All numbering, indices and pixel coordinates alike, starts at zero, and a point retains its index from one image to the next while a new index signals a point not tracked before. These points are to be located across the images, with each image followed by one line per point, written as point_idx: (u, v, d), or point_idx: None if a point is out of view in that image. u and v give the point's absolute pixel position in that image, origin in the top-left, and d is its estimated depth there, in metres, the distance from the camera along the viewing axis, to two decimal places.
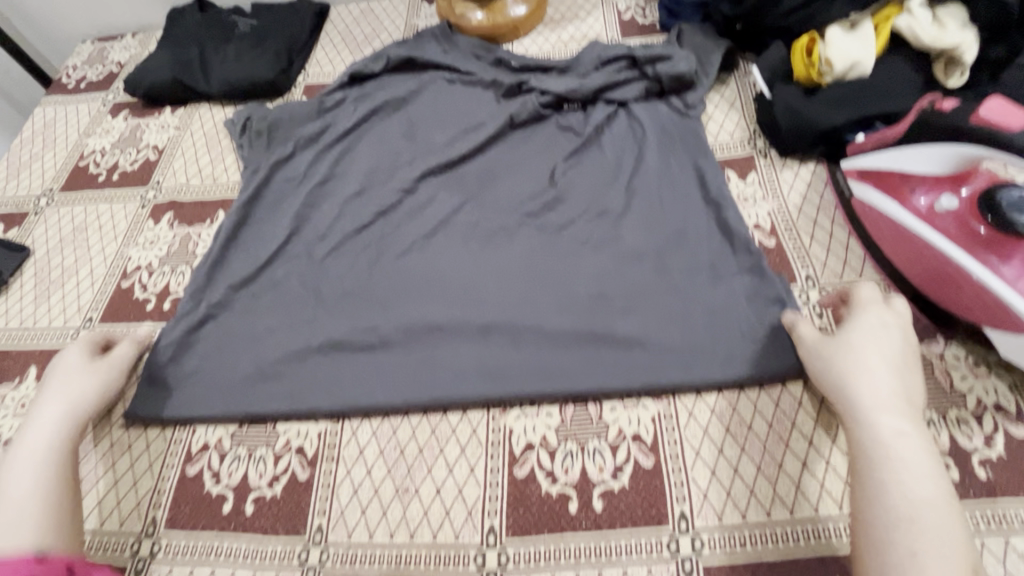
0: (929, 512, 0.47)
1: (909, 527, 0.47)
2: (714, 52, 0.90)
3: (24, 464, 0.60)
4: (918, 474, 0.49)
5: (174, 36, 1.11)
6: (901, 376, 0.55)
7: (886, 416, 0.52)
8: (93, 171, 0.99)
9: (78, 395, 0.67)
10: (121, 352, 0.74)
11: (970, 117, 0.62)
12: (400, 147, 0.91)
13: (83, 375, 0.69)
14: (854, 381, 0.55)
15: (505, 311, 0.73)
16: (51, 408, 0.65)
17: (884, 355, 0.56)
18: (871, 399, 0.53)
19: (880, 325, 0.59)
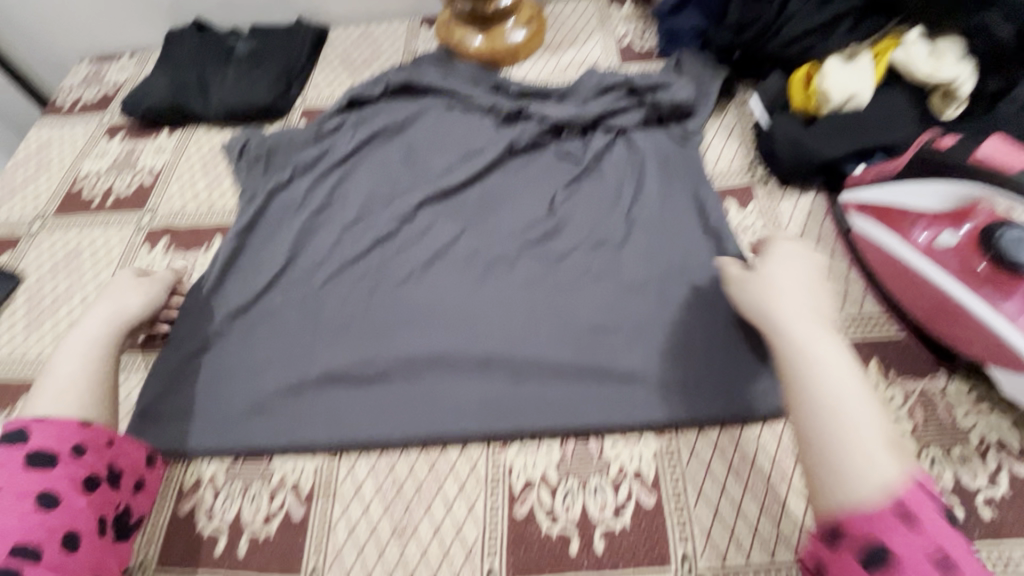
0: (850, 407, 0.48)
1: (835, 426, 0.47)
2: (712, 80, 0.90)
3: (75, 348, 0.66)
4: (836, 373, 0.49)
5: (172, 58, 1.11)
6: (812, 292, 0.57)
7: (803, 325, 0.53)
8: (87, 195, 0.98)
9: (124, 298, 0.72)
10: (160, 275, 0.78)
11: (970, 157, 0.61)
12: (399, 173, 0.90)
13: (127, 283, 0.74)
14: (771, 303, 0.56)
15: (504, 343, 0.72)
16: (101, 308, 0.70)
17: (798, 277, 0.58)
18: (786, 313, 0.55)
19: (791, 252, 0.61)
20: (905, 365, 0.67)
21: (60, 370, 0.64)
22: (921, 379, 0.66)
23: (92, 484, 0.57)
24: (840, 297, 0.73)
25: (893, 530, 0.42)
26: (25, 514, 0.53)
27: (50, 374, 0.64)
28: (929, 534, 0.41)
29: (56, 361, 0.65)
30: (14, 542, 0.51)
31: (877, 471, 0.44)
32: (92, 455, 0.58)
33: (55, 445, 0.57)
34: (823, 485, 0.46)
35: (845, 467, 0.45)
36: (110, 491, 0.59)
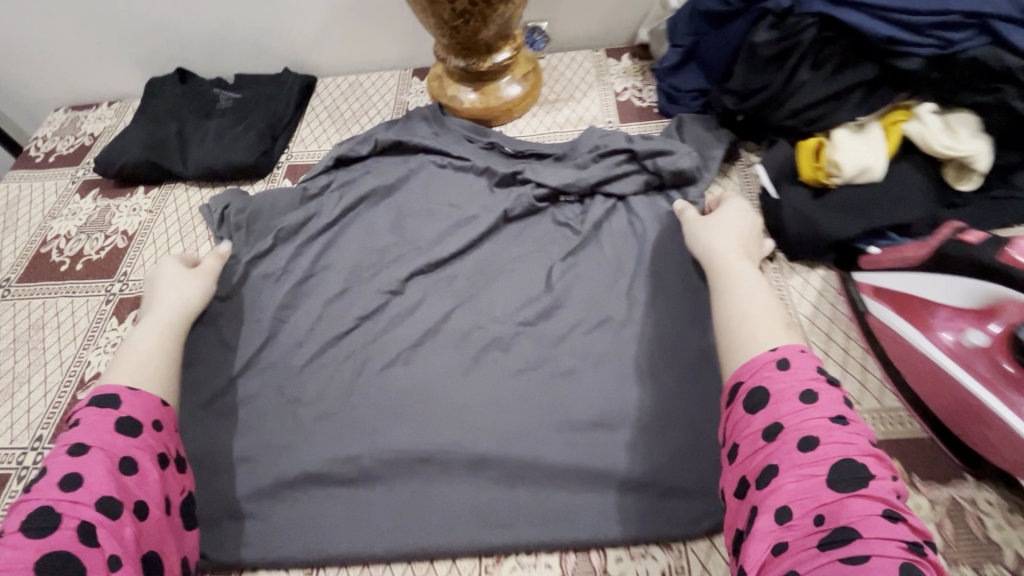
0: (758, 302, 0.63)
1: (742, 313, 0.62)
2: (714, 146, 0.87)
3: (148, 330, 0.71)
4: (752, 283, 0.66)
5: (151, 109, 1.06)
6: (745, 236, 0.73)
7: (728, 253, 0.70)
8: (55, 259, 0.92)
9: (186, 289, 0.76)
10: (209, 264, 0.81)
11: (1000, 256, 0.57)
12: (388, 241, 0.86)
13: (183, 275, 0.78)
14: (711, 238, 0.73)
15: (499, 437, 0.68)
16: (166, 299, 0.75)
17: (736, 222, 0.74)
18: (722, 247, 0.71)
19: (737, 207, 0.77)
20: (929, 469, 0.62)
21: (136, 347, 0.69)
22: (948, 486, 0.61)
23: (162, 461, 0.61)
24: (857, 387, 0.68)
25: (769, 374, 0.54)
26: (108, 473, 0.55)
27: (122, 352, 0.68)
28: (796, 376, 0.53)
29: (131, 341, 0.70)
30: (98, 497, 0.53)
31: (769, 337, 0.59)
32: (165, 435, 0.63)
33: (140, 418, 0.61)
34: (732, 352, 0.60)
35: (749, 337, 0.59)
36: (175, 473, 0.62)
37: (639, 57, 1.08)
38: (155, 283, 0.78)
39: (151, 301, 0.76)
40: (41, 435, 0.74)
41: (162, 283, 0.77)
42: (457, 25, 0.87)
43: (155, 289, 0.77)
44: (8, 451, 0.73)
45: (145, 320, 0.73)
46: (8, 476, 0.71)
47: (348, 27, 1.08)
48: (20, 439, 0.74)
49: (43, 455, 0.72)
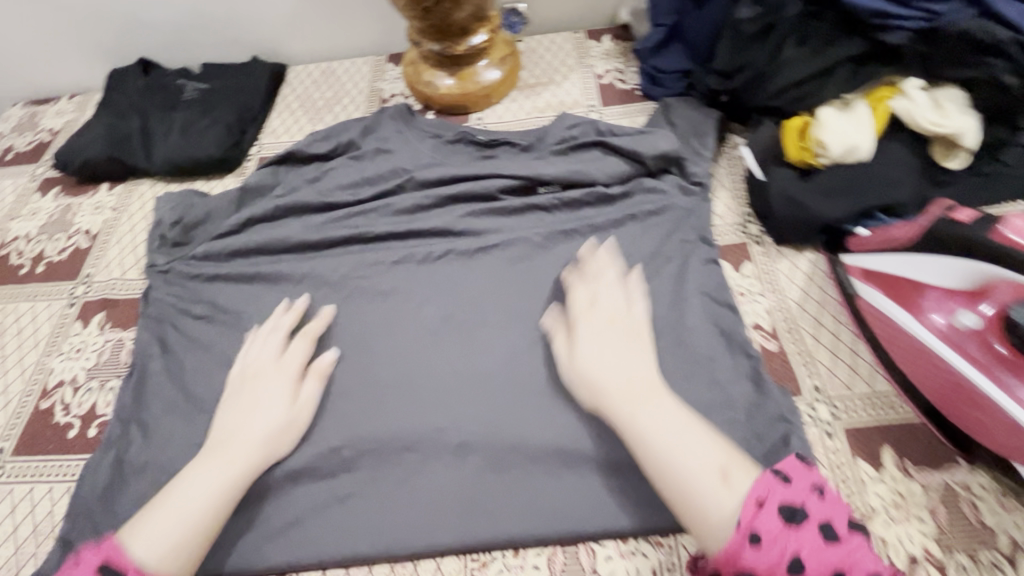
0: (683, 438, 0.52)
1: (666, 465, 0.51)
2: (701, 128, 0.85)
3: (214, 472, 0.58)
4: (660, 422, 0.54)
5: (112, 102, 1.01)
6: (614, 354, 0.60)
7: (624, 398, 0.56)
8: (15, 263, 0.88)
9: (269, 431, 0.63)
10: (308, 390, 0.67)
11: (990, 234, 0.55)
12: (364, 232, 0.82)
13: (280, 406, 0.65)
14: (585, 373, 0.60)
15: (484, 428, 0.65)
16: (246, 448, 0.61)
17: (599, 338, 0.62)
18: (605, 382, 0.58)
19: (605, 315, 0.65)
20: (920, 453, 0.61)
21: (199, 493, 0.56)
22: (940, 471, 0.60)
23: None
24: (847, 373, 0.66)
25: (746, 557, 0.44)
26: None
27: (175, 499, 0.55)
28: (778, 547, 0.44)
29: (194, 479, 0.57)
30: None
31: (704, 475, 0.50)
32: None
33: None
34: (681, 518, 0.50)
35: (702, 506, 0.48)
36: None
37: (620, 37, 1.04)
38: (246, 388, 0.66)
39: (232, 431, 0.62)
40: (3, 447, 0.71)
41: (255, 395, 0.65)
42: (429, 7, 0.84)
43: (245, 409, 0.64)
44: None
45: (215, 454, 0.60)
46: None
47: (317, 12, 1.04)
48: None
49: (5, 468, 0.69)
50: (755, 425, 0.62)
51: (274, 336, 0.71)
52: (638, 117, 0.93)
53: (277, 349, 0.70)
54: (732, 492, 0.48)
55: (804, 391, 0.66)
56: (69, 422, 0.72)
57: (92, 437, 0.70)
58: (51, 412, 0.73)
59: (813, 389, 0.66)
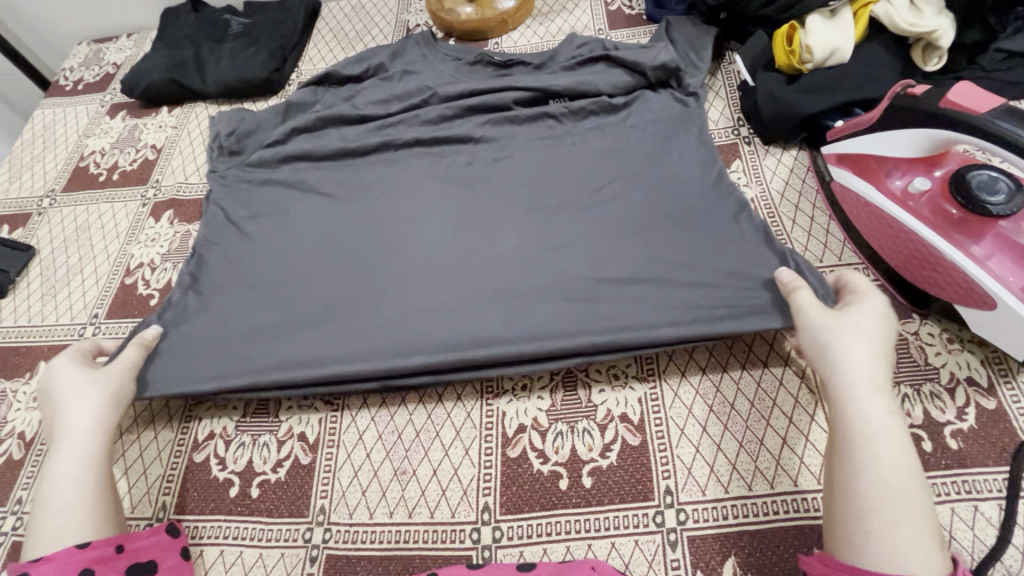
0: (913, 477, 0.49)
1: (903, 488, 0.49)
2: (698, 44, 0.93)
3: (65, 467, 0.60)
4: (900, 444, 0.51)
5: (168, 36, 1.13)
6: (887, 355, 0.56)
7: (876, 397, 0.53)
8: (93, 172, 1.01)
9: (97, 402, 0.64)
10: (129, 355, 0.70)
11: (937, 102, 0.62)
12: (394, 140, 0.92)
13: (90, 379, 0.66)
14: (853, 348, 0.55)
15: (499, 296, 0.74)
16: (78, 423, 0.63)
17: (886, 328, 0.57)
18: (873, 369, 0.54)
19: (881, 305, 0.59)
20: None
21: (66, 481, 0.59)
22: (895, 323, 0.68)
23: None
24: (821, 248, 0.75)
25: None
26: None
27: (48, 494, 0.59)
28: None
29: (56, 474, 0.60)
30: None
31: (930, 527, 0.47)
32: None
33: None
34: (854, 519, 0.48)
35: (907, 537, 0.46)
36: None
37: None
38: (53, 392, 0.65)
39: (56, 425, 0.63)
40: (97, 312, 0.84)
41: (58, 394, 0.65)
42: None
43: (55, 405, 0.64)
44: (70, 326, 0.84)
45: (62, 449, 0.61)
46: (73, 344, 0.82)
47: None
48: (78, 316, 0.84)
49: (101, 327, 0.83)
50: (728, 278, 0.70)
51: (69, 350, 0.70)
52: (643, 38, 1.01)
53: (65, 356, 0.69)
54: (942, 552, 0.46)
55: None
56: (150, 294, 0.85)
57: None
58: (134, 286, 0.86)
59: None
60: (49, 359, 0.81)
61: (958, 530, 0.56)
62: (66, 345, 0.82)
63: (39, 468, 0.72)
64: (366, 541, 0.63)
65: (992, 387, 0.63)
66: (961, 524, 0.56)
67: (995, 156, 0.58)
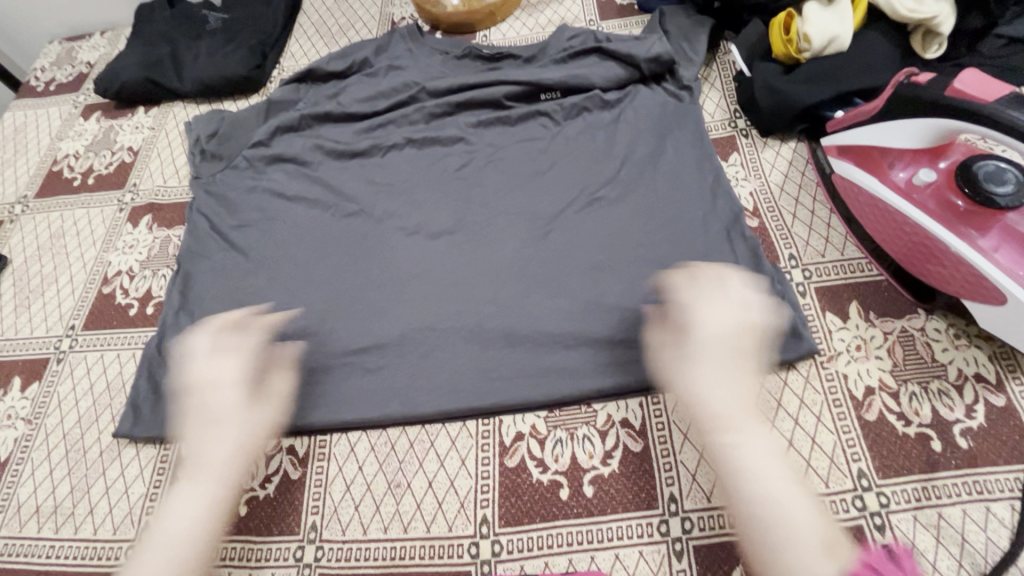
0: (786, 495, 0.45)
1: (769, 513, 0.45)
2: (692, 35, 0.91)
3: (190, 503, 0.54)
4: (763, 466, 0.47)
5: (143, 32, 1.09)
6: (723, 374, 0.52)
7: (726, 426, 0.49)
8: (67, 176, 0.97)
9: (251, 432, 0.59)
10: (278, 385, 0.65)
11: (944, 91, 0.60)
12: (382, 140, 0.89)
13: (248, 408, 0.61)
14: (687, 382, 0.53)
15: (496, 310, 0.72)
16: (225, 457, 0.57)
17: (711, 351, 0.54)
18: (704, 399, 0.51)
19: (707, 323, 0.55)
20: (884, 305, 0.68)
21: (174, 529, 0.53)
22: (900, 319, 0.67)
23: None
24: (822, 242, 0.73)
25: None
26: None
27: (155, 539, 0.52)
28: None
29: (169, 514, 0.54)
30: None
31: (804, 544, 0.43)
32: None
33: None
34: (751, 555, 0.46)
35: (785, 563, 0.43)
36: None
37: None
38: (213, 409, 0.59)
39: (199, 451, 0.57)
40: (73, 324, 0.81)
41: (205, 409, 0.59)
42: None
43: (208, 423, 0.59)
44: (45, 338, 0.80)
45: (194, 482, 0.56)
46: (48, 358, 0.78)
47: None
48: (54, 328, 0.81)
49: (78, 340, 0.79)
50: None
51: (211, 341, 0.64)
52: (635, 28, 0.98)
53: (216, 345, 0.64)
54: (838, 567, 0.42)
55: (781, 258, 0.73)
56: (129, 303, 0.81)
57: (151, 315, 0.80)
58: (112, 296, 0.82)
59: (790, 258, 0.73)
60: (24, 374, 0.77)
61: (970, 532, 0.54)
62: (41, 359, 0.79)
63: (16, 489, 0.69)
64: (361, 559, 0.60)
65: (1001, 384, 0.61)
66: (974, 527, 0.54)
67: (995, 142, 0.56)
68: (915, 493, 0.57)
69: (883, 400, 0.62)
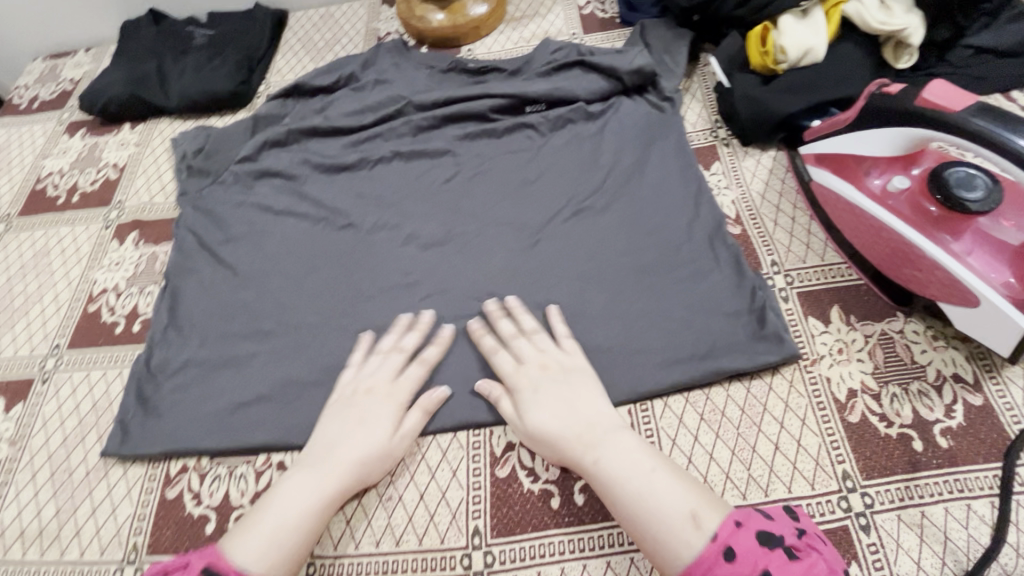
0: (651, 486, 0.54)
1: (638, 508, 0.53)
2: (673, 47, 0.93)
3: (309, 484, 0.59)
4: (623, 463, 0.56)
5: (128, 49, 1.09)
6: (562, 409, 0.61)
7: (588, 448, 0.58)
8: (51, 194, 0.96)
9: (365, 450, 0.61)
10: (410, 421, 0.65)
11: (914, 101, 0.61)
12: (370, 154, 0.90)
13: (380, 429, 0.63)
14: (538, 423, 0.61)
15: (485, 321, 0.73)
16: (344, 454, 0.61)
17: (544, 392, 0.63)
18: (561, 435, 0.60)
19: (539, 370, 0.65)
20: (863, 308, 0.69)
21: (285, 510, 0.56)
22: (879, 322, 0.68)
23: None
24: (803, 248, 0.75)
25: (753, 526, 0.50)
26: None
27: (268, 514, 0.56)
28: (747, 562, 0.47)
29: (282, 491, 0.58)
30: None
31: (674, 515, 0.51)
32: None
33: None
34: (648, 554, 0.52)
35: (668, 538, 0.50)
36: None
37: None
38: (353, 400, 0.65)
39: (332, 443, 0.62)
40: (58, 343, 0.80)
41: (360, 413, 0.64)
42: None
43: (348, 422, 0.63)
44: (29, 358, 0.79)
45: (312, 470, 0.60)
46: (32, 378, 0.78)
47: None
48: (38, 348, 0.80)
49: (63, 359, 0.78)
50: (714, 310, 0.70)
51: (385, 356, 0.69)
52: (617, 41, 1.00)
53: (387, 348, 0.70)
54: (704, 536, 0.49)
55: (763, 265, 0.74)
56: (115, 321, 0.81)
57: (138, 332, 0.79)
58: (98, 314, 0.82)
59: (772, 264, 0.74)
60: (8, 395, 0.77)
61: (951, 529, 0.55)
62: (25, 379, 0.78)
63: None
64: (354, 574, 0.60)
65: (978, 383, 0.63)
66: (955, 525, 0.55)
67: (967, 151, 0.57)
68: (898, 492, 0.58)
69: (865, 402, 0.63)
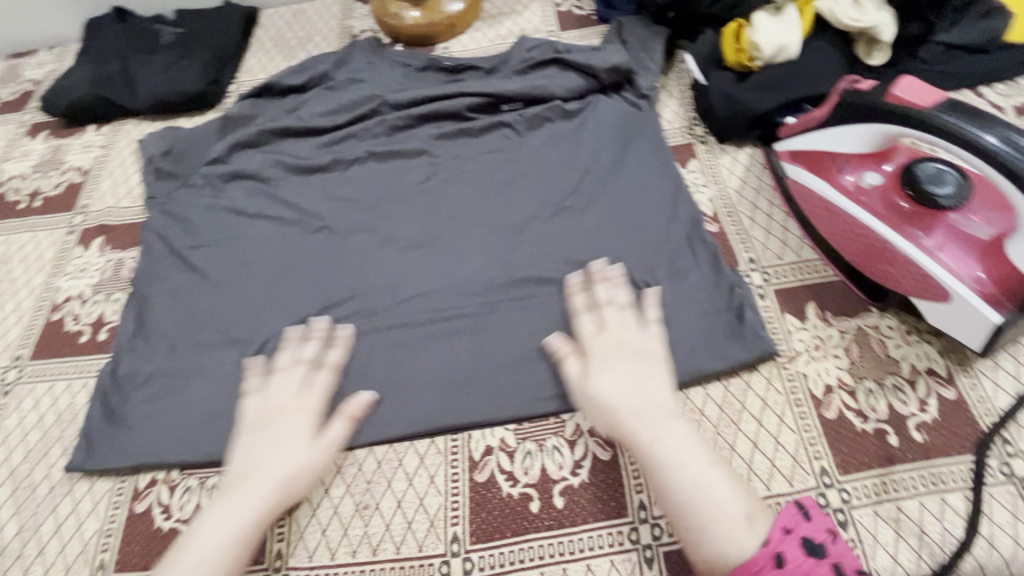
0: (704, 479, 0.53)
1: (693, 500, 0.52)
2: (649, 44, 0.92)
3: (225, 513, 0.56)
4: (680, 451, 0.55)
5: (92, 48, 1.05)
6: (627, 385, 0.59)
7: (645, 428, 0.57)
8: (12, 199, 0.93)
9: (281, 471, 0.59)
10: (336, 430, 0.63)
11: (885, 98, 0.62)
12: (344, 155, 0.88)
13: (301, 446, 0.60)
14: (598, 394, 0.60)
15: (462, 323, 0.72)
16: (262, 476, 0.58)
17: (613, 363, 0.61)
18: (620, 410, 0.58)
19: (615, 343, 0.63)
20: (839, 304, 0.70)
21: (211, 539, 0.55)
22: (855, 318, 0.69)
23: None
24: (780, 245, 0.75)
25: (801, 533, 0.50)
26: None
27: (190, 546, 0.55)
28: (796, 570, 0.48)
29: (204, 525, 0.56)
30: None
31: (731, 515, 0.51)
32: None
33: None
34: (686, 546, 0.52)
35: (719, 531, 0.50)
36: None
37: None
38: (264, 421, 0.62)
39: (252, 466, 0.59)
40: (20, 354, 0.77)
41: (273, 433, 0.61)
42: None
43: (259, 442, 0.61)
44: None
45: (229, 498, 0.58)
46: None
47: None
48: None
49: (26, 371, 0.76)
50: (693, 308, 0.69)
51: (295, 373, 0.66)
52: (594, 39, 0.99)
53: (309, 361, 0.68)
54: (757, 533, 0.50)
55: (740, 262, 0.75)
56: (79, 330, 0.78)
57: (104, 341, 0.77)
58: (62, 323, 0.79)
59: (749, 261, 0.74)
60: None
61: (926, 523, 0.56)
62: None
63: None
64: None
65: (951, 377, 0.63)
66: (931, 519, 0.56)
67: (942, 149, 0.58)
68: (874, 488, 0.58)
69: (842, 398, 0.64)
